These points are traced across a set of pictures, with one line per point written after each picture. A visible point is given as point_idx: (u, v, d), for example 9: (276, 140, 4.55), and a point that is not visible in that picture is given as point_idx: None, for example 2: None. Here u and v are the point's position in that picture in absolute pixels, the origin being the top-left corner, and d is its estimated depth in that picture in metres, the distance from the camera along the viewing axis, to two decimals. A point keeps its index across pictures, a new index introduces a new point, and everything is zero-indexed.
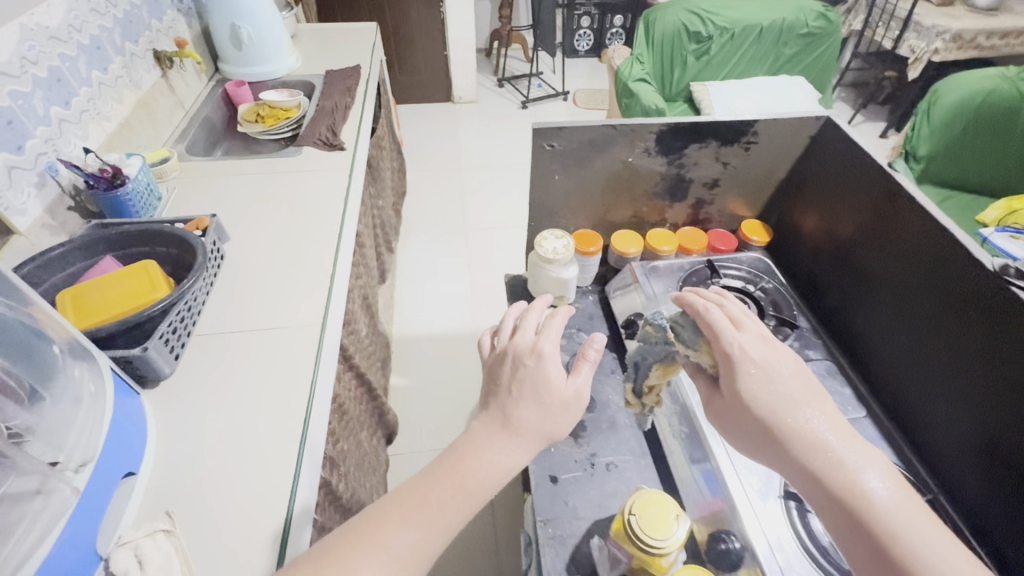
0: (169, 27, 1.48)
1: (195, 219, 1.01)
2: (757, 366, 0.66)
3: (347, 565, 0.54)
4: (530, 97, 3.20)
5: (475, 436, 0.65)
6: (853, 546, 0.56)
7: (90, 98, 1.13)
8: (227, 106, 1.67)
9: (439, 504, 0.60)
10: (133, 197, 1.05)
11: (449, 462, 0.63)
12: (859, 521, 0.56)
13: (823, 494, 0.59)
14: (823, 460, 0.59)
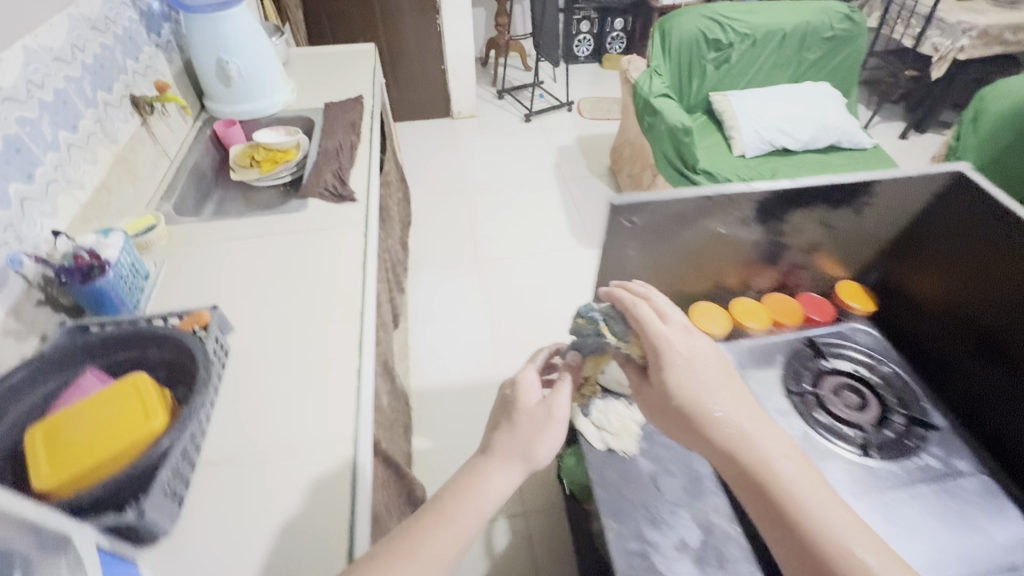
0: (148, 67, 1.30)
1: (193, 313, 0.85)
2: (686, 359, 0.67)
3: None
4: (534, 110, 3.04)
5: (483, 469, 0.69)
6: (775, 538, 0.59)
7: (58, 165, 0.95)
8: (218, 149, 1.50)
9: (438, 535, 0.62)
10: (115, 287, 0.89)
11: (447, 498, 0.66)
12: (779, 510, 0.58)
13: (746, 484, 0.61)
14: (744, 450, 0.62)
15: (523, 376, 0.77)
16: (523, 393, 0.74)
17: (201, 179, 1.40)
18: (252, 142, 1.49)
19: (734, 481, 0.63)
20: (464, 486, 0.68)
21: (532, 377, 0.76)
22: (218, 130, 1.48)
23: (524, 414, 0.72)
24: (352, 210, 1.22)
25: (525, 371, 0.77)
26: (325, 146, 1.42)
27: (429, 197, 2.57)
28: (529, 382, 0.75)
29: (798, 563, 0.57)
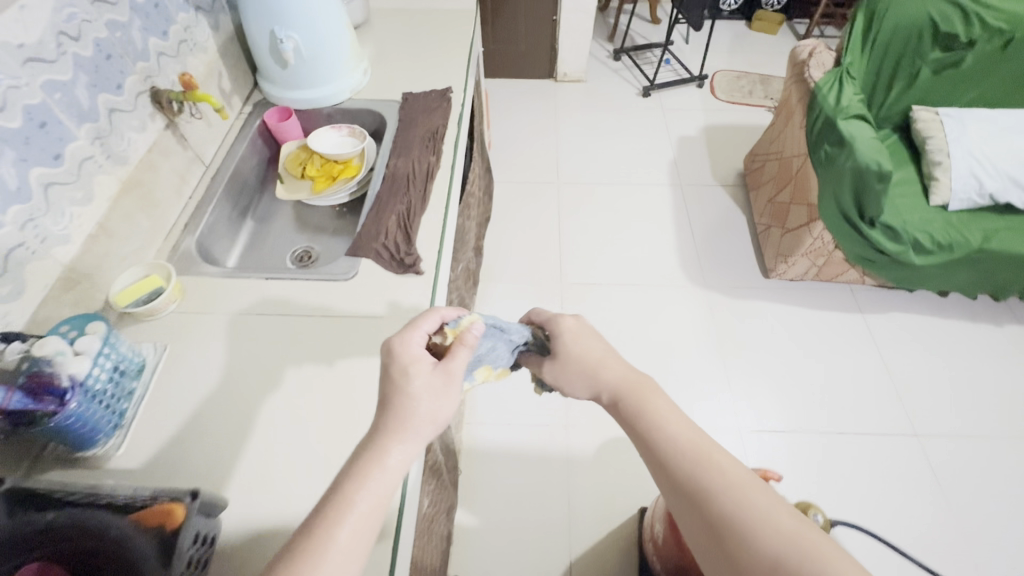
0: (181, 43, 0.99)
1: (164, 506, 0.58)
2: (570, 329, 0.76)
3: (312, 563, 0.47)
4: (658, 82, 2.46)
5: (380, 454, 0.55)
6: (658, 475, 0.61)
7: (24, 222, 0.69)
8: (266, 145, 1.19)
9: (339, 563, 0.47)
10: (82, 417, 0.66)
11: (339, 492, 0.52)
12: (662, 445, 0.61)
13: (633, 426, 0.65)
14: (631, 392, 0.68)
15: (400, 342, 0.62)
16: (410, 332, 0.63)
17: (240, 190, 1.11)
18: (304, 143, 1.17)
19: (625, 423, 0.67)
20: (354, 467, 0.54)
21: (419, 337, 0.64)
22: (268, 122, 1.17)
23: (432, 389, 0.59)
24: (412, 288, 0.89)
25: (408, 332, 0.64)
26: (394, 168, 1.08)
27: (515, 185, 2.17)
28: (417, 349, 0.62)
29: (676, 496, 0.58)
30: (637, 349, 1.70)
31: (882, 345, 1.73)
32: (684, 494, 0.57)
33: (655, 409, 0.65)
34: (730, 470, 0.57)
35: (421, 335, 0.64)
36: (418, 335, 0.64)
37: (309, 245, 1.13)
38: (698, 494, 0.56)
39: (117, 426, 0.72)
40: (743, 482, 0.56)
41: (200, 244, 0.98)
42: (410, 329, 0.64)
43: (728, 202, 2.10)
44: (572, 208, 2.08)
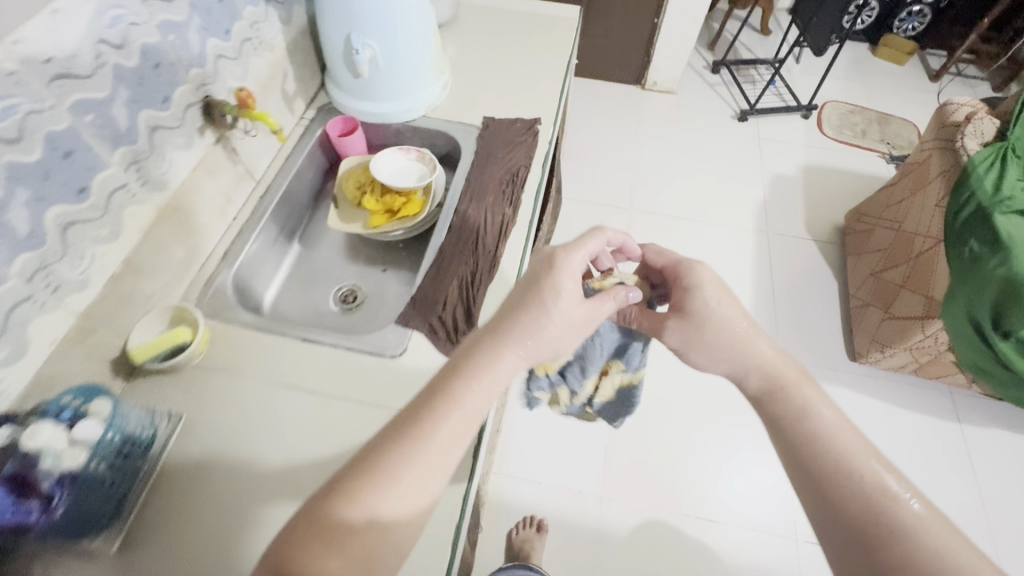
0: (245, 42, 0.85)
1: None
2: (712, 281, 0.69)
3: (403, 466, 0.51)
4: (759, 108, 2.18)
5: (494, 359, 0.59)
6: (804, 470, 0.57)
7: (31, 273, 0.58)
8: (325, 158, 1.06)
9: (441, 449, 0.53)
10: (70, 517, 0.56)
11: (451, 385, 0.57)
12: (821, 444, 0.57)
13: (787, 419, 0.60)
14: (783, 384, 0.62)
15: (564, 262, 0.65)
16: (574, 262, 0.66)
17: (288, 210, 0.98)
18: (366, 163, 1.02)
19: (774, 414, 0.61)
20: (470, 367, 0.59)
21: (579, 258, 0.66)
22: (331, 133, 1.03)
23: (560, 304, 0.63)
24: None
25: (571, 254, 0.66)
26: (462, 216, 0.92)
27: (582, 204, 1.98)
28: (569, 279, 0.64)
29: (827, 498, 0.54)
30: (691, 418, 1.53)
31: (979, 465, 1.49)
32: (835, 500, 0.54)
33: (809, 405, 0.60)
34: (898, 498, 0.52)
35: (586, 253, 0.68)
36: (581, 263, 0.67)
37: (356, 281, 0.99)
38: (860, 502, 0.53)
39: (121, 514, 0.62)
40: (909, 493, 0.52)
41: (238, 277, 0.86)
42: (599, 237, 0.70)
43: (819, 261, 1.86)
44: (644, 240, 1.87)
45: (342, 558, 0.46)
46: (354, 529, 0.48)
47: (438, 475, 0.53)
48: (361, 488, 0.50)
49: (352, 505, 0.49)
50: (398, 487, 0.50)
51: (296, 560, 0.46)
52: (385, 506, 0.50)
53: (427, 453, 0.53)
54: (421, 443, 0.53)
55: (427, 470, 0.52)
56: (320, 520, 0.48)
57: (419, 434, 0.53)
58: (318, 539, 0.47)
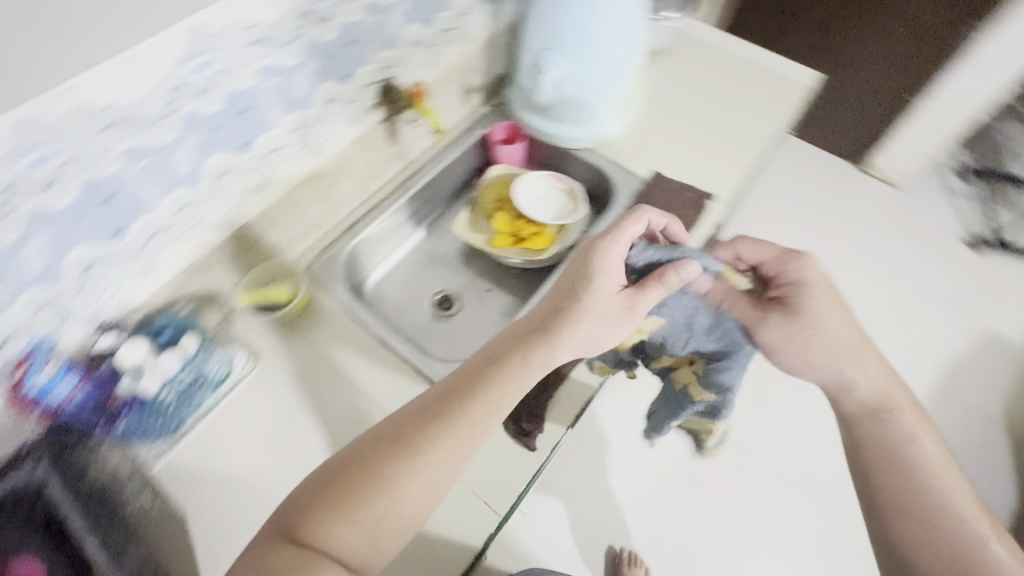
0: (444, 31, 0.83)
1: None
2: (818, 277, 0.62)
3: (421, 453, 0.51)
4: (1012, 244, 1.70)
5: (525, 350, 0.57)
6: (889, 492, 0.61)
7: (180, 207, 0.63)
8: (479, 158, 1.03)
9: (460, 438, 0.52)
10: (130, 431, 0.62)
11: (479, 373, 0.56)
12: (916, 475, 0.60)
13: (887, 445, 0.61)
14: (889, 407, 0.62)
15: (599, 254, 0.61)
16: (603, 257, 0.60)
17: (425, 199, 0.97)
18: (513, 178, 0.97)
19: (870, 435, 0.62)
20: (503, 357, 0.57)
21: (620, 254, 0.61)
22: (494, 137, 1.00)
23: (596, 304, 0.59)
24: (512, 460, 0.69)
25: (608, 245, 0.61)
26: None
27: None
28: (607, 281, 0.60)
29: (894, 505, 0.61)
30: None
31: None
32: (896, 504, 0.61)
33: (904, 430, 0.61)
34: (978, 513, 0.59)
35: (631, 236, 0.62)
36: (614, 256, 0.61)
37: (456, 290, 0.96)
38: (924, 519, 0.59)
39: (171, 434, 0.65)
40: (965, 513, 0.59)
41: (354, 252, 0.87)
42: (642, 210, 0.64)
43: (1003, 464, 1.44)
44: None
45: (355, 530, 0.47)
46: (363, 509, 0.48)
47: (456, 461, 0.52)
48: (373, 464, 0.50)
49: (359, 480, 0.49)
50: (411, 472, 0.50)
51: (309, 528, 0.47)
52: (406, 496, 0.49)
53: (444, 442, 0.52)
54: (438, 429, 0.52)
55: (442, 456, 0.51)
56: (333, 490, 0.49)
57: (440, 421, 0.53)
58: (327, 510, 0.48)
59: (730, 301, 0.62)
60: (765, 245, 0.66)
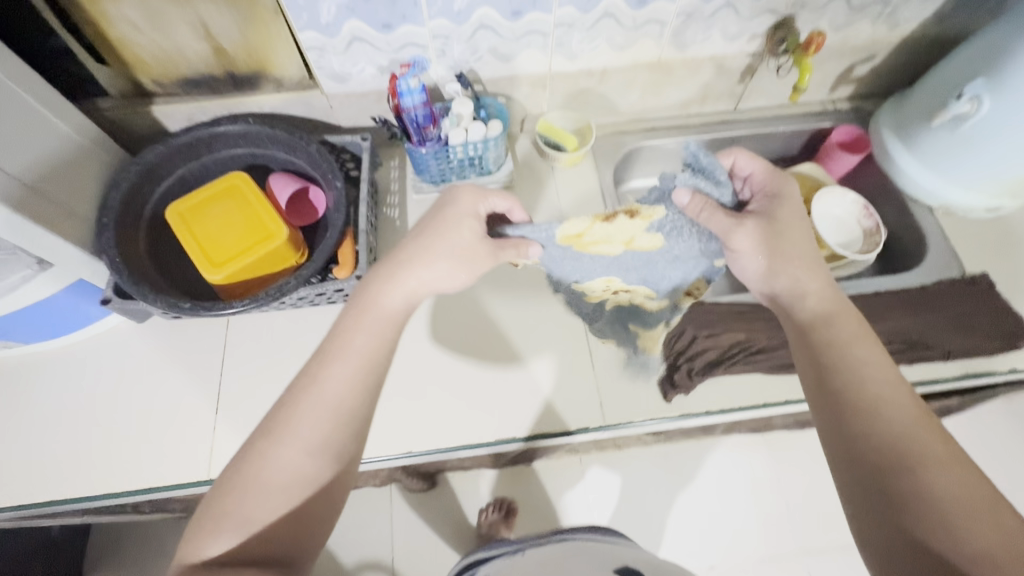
0: (880, 2, 0.75)
1: (353, 250, 0.71)
2: (789, 194, 0.59)
3: (308, 412, 0.48)
4: None
5: (395, 283, 0.56)
6: (834, 429, 0.50)
7: (562, 22, 0.71)
8: (802, 146, 0.95)
9: (318, 411, 0.48)
10: (421, 159, 0.77)
11: (343, 330, 0.54)
12: (855, 397, 0.50)
13: (828, 360, 0.53)
14: (829, 318, 0.55)
15: (448, 204, 0.60)
16: (440, 212, 0.60)
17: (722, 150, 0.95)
18: (820, 185, 0.89)
19: (812, 354, 0.54)
20: (330, 349, 0.53)
21: (448, 249, 0.58)
22: (831, 138, 0.90)
23: (426, 288, 0.58)
24: (649, 394, 0.71)
25: (450, 203, 0.60)
26: None
27: None
28: (424, 270, 0.57)
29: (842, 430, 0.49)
30: None
31: None
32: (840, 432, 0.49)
33: (847, 342, 0.53)
34: (931, 436, 0.47)
35: (482, 207, 0.61)
36: (464, 209, 0.60)
37: None
38: (868, 436, 0.48)
39: (433, 182, 0.83)
40: (929, 445, 0.46)
41: (638, 150, 0.90)
42: (481, 187, 0.62)
43: None
44: None
45: (257, 497, 0.45)
46: (260, 514, 0.44)
47: (340, 424, 0.48)
48: (241, 476, 0.46)
49: (237, 496, 0.45)
50: (280, 461, 0.46)
51: (215, 516, 0.44)
52: (297, 453, 0.47)
53: (312, 419, 0.48)
54: (297, 417, 0.48)
55: (319, 430, 0.48)
56: (217, 520, 0.44)
57: (286, 418, 0.48)
58: (220, 528, 0.43)
59: (711, 210, 0.58)
60: (759, 162, 0.61)
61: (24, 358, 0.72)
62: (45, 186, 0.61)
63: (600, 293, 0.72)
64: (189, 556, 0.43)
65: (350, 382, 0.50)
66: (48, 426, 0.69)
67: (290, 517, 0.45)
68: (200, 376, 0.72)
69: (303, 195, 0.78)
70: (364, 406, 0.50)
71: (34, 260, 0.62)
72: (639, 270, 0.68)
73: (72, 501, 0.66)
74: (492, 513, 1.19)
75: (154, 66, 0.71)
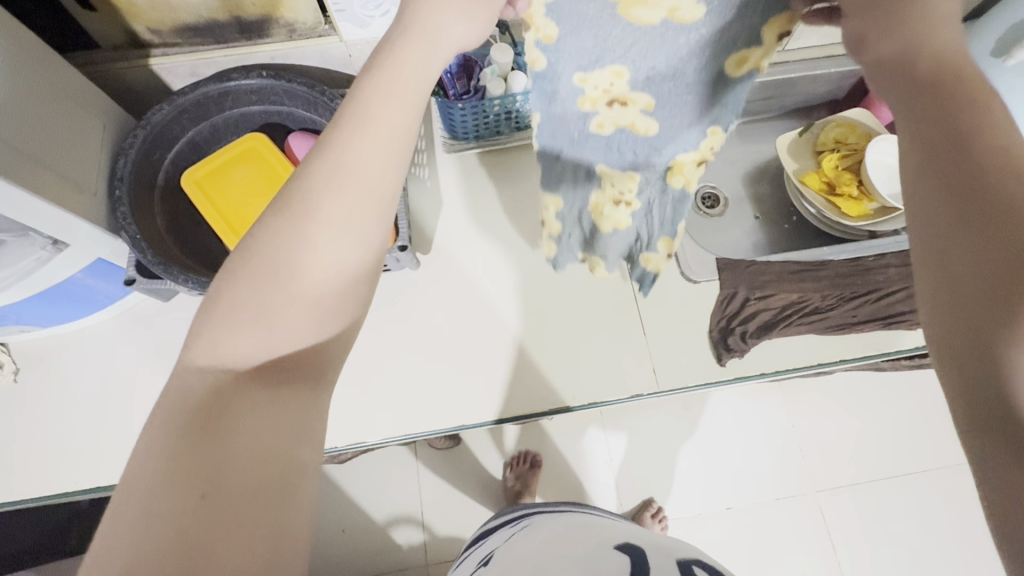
0: None
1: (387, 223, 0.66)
2: None
3: (314, 203, 0.35)
4: None
5: (421, 30, 0.37)
6: (944, 244, 0.28)
7: None
8: (853, 86, 0.89)
9: (331, 189, 0.35)
10: (455, 115, 0.70)
11: (356, 88, 0.36)
12: (1006, 211, 0.26)
13: (941, 138, 0.29)
14: (955, 77, 0.30)
15: None
16: None
17: (767, 95, 0.89)
18: (870, 130, 0.85)
19: (926, 137, 0.30)
20: (342, 114, 0.36)
21: None
22: None
23: (456, 42, 0.39)
24: (703, 358, 0.69)
25: None
26: (881, 268, 0.73)
27: None
28: (448, 14, 0.37)
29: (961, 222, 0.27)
30: None
31: None
32: (953, 227, 0.28)
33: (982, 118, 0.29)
34: None
35: None
36: None
37: (727, 196, 0.92)
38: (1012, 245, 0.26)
39: (465, 140, 0.77)
40: None
41: None
42: None
43: None
44: None
45: (259, 306, 0.34)
46: (274, 315, 0.34)
47: (369, 209, 0.36)
48: (260, 266, 0.34)
49: (238, 298, 0.34)
50: (306, 257, 0.34)
51: (205, 326, 0.34)
52: (311, 250, 0.34)
53: (340, 199, 0.35)
54: (310, 209, 0.35)
55: (344, 217, 0.35)
56: (226, 314, 0.34)
57: (297, 202, 0.35)
58: (229, 332, 0.33)
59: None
60: None
61: (50, 342, 0.69)
62: (51, 157, 0.54)
63: (596, 97, 0.49)
64: (172, 384, 0.33)
65: (390, 167, 0.36)
66: (79, 410, 0.66)
67: (314, 327, 0.35)
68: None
69: None
70: (383, 210, 0.37)
71: (47, 241, 0.57)
72: (657, 68, 0.46)
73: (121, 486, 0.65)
74: (515, 468, 1.20)
75: (151, 12, 0.62)
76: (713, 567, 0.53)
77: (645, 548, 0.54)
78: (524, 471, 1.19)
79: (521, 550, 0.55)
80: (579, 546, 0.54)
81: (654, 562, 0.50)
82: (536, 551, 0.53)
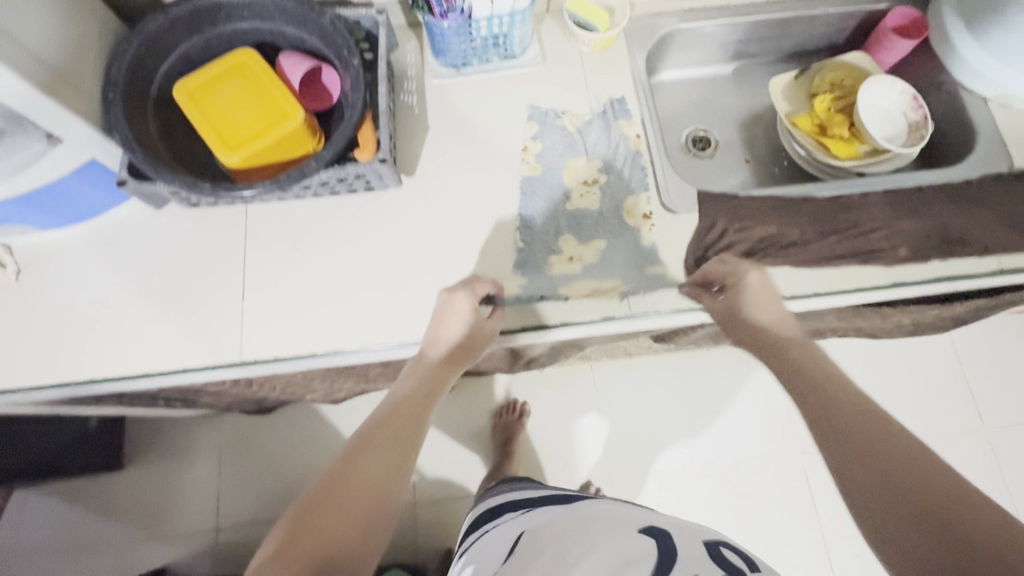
0: None
1: (369, 137, 0.67)
2: (771, 311, 0.65)
3: (342, 470, 0.53)
4: None
5: (428, 361, 0.66)
6: (880, 500, 0.44)
7: None
8: (852, 30, 0.87)
9: (361, 462, 0.54)
10: (443, 36, 0.72)
11: (385, 413, 0.60)
12: (886, 455, 0.46)
13: (829, 425, 0.51)
14: (819, 385, 0.55)
15: (442, 303, 0.67)
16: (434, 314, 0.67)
17: (763, 37, 0.88)
18: (868, 74, 0.84)
19: (826, 442, 0.50)
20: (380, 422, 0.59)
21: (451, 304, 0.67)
22: (885, 23, 0.83)
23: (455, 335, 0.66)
24: (678, 284, 0.70)
25: (446, 293, 0.67)
26: (864, 206, 0.73)
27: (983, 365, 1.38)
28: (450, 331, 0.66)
29: (872, 479, 0.46)
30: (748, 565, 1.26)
31: None
32: (880, 483, 0.45)
33: (850, 398, 0.53)
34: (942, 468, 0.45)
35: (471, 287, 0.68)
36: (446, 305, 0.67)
37: (719, 139, 0.92)
38: (903, 487, 0.44)
39: (454, 67, 0.78)
40: (935, 474, 0.44)
41: (672, 36, 0.85)
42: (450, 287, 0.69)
43: None
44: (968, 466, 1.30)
45: (318, 532, 0.47)
46: (310, 543, 0.46)
47: (383, 481, 0.53)
48: (307, 520, 0.48)
49: (302, 534, 0.47)
50: (340, 507, 0.50)
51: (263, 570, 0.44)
52: (332, 502, 0.50)
53: (368, 469, 0.53)
54: (339, 479, 0.52)
55: (366, 480, 0.52)
56: (272, 558, 0.45)
57: (344, 473, 0.52)
58: (272, 566, 0.44)
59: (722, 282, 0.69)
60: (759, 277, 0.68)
61: (52, 246, 0.72)
62: (46, 51, 0.56)
63: None
64: None
65: (394, 445, 0.57)
66: (76, 310, 0.70)
67: (346, 548, 0.47)
68: (223, 267, 0.72)
69: (314, 76, 0.73)
70: (393, 476, 0.54)
71: (42, 134, 0.59)
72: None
73: (112, 379, 0.68)
74: (502, 416, 1.30)
75: None
76: (744, 551, 0.50)
77: (670, 532, 0.51)
78: (511, 420, 1.29)
79: (532, 542, 0.51)
80: (602, 538, 0.50)
81: (681, 549, 0.48)
82: (548, 546, 0.49)
